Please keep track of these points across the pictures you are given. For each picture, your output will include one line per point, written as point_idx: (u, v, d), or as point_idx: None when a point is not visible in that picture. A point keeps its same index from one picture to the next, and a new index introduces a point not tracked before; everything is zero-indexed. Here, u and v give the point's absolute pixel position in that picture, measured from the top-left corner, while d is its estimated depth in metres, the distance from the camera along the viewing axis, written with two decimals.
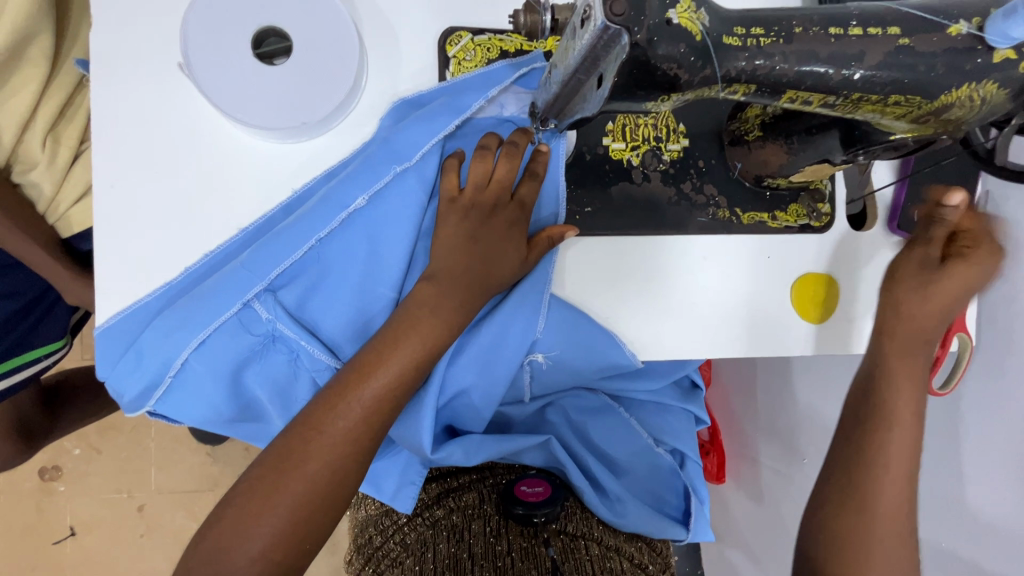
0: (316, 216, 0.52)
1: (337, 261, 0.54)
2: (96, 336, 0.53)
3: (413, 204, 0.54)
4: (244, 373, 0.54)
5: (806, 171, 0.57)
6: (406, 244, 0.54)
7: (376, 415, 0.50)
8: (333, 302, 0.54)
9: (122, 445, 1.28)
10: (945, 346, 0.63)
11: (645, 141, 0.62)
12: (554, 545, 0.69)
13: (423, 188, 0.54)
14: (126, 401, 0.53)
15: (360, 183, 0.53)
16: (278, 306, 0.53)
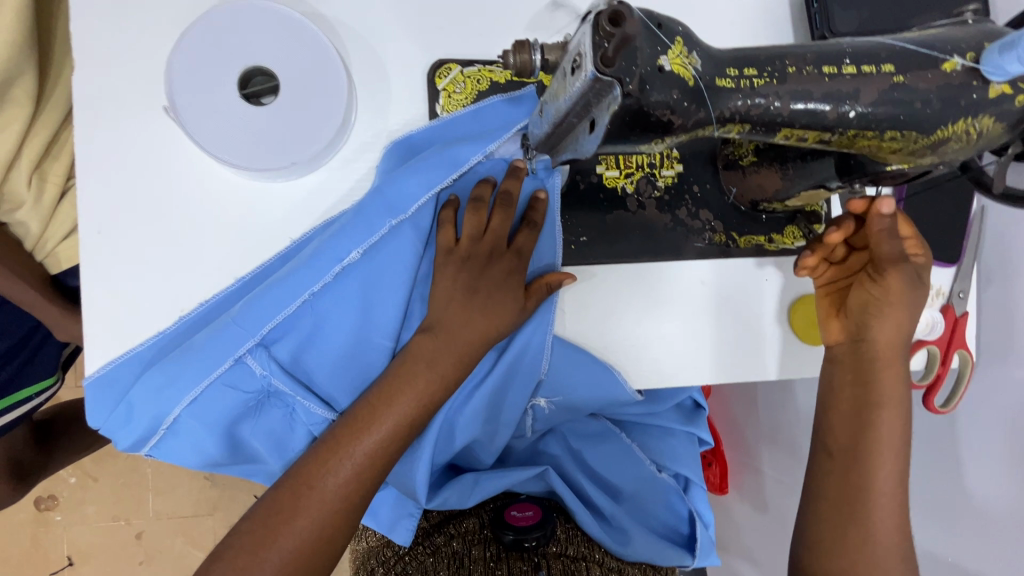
0: (309, 268, 0.51)
1: (333, 314, 0.53)
2: (87, 385, 0.52)
3: (410, 255, 0.53)
4: (240, 425, 0.53)
5: (801, 196, 0.57)
6: (405, 298, 0.54)
7: (373, 464, 0.50)
8: (330, 354, 0.53)
9: (118, 472, 1.27)
10: (945, 364, 0.66)
11: (639, 168, 0.61)
12: (555, 567, 0.70)
13: (419, 238, 0.54)
14: (122, 448, 0.53)
15: (355, 235, 0.52)
16: (273, 361, 0.52)
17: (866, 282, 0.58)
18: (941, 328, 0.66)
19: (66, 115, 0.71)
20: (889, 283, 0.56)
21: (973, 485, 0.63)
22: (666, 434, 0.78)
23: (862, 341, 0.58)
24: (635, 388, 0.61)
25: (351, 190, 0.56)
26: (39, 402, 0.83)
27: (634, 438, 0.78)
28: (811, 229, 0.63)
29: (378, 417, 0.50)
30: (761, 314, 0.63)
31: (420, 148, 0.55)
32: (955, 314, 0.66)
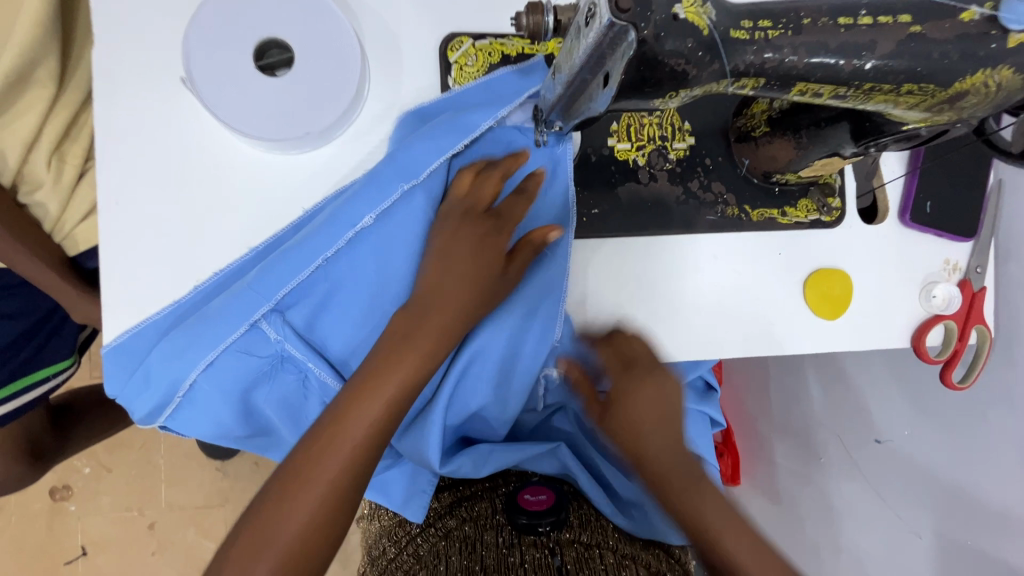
0: (323, 233, 0.51)
1: (346, 280, 0.53)
2: (105, 355, 0.52)
3: (422, 220, 0.54)
4: (255, 391, 0.54)
5: (815, 165, 0.56)
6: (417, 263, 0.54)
7: (373, 437, 0.48)
8: (344, 319, 0.54)
9: (132, 463, 1.28)
10: (962, 338, 0.65)
11: (650, 140, 0.61)
12: (569, 554, 0.68)
13: (430, 203, 0.54)
14: (138, 418, 0.53)
15: (367, 200, 0.52)
16: (287, 327, 0.52)
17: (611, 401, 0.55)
18: (959, 303, 0.65)
19: (87, 93, 0.72)
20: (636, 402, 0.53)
21: None
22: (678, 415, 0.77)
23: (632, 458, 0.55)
24: (649, 360, 0.61)
25: (363, 162, 0.56)
26: (55, 386, 0.84)
27: None
28: (825, 203, 0.63)
29: (375, 388, 0.48)
30: (775, 290, 0.63)
31: (431, 116, 0.56)
32: (973, 289, 0.65)
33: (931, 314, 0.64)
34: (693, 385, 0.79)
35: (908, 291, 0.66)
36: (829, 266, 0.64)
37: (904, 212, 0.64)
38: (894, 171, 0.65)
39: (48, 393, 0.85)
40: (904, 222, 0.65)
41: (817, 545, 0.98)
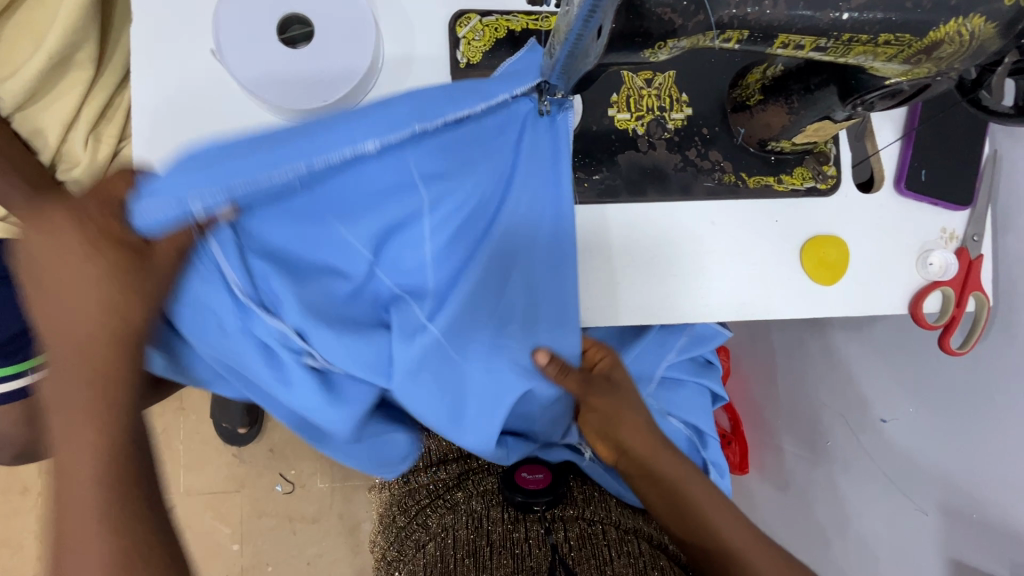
0: (304, 148, 0.44)
1: (326, 202, 0.48)
2: None
3: (430, 176, 0.50)
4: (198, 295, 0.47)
5: (808, 131, 0.59)
6: (412, 224, 0.51)
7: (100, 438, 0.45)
8: (321, 252, 0.50)
9: (152, 447, 1.33)
10: (958, 305, 0.66)
11: (649, 111, 0.64)
12: (572, 530, 0.72)
13: (439, 160, 0.50)
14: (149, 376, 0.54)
15: (370, 130, 0.46)
16: (242, 234, 0.47)
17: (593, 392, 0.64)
18: (955, 270, 0.66)
19: (123, 76, 0.78)
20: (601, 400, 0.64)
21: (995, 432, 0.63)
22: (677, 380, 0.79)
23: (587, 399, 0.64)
24: (651, 321, 0.64)
25: None
26: None
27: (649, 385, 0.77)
28: (820, 170, 0.66)
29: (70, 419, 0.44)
30: (773, 257, 0.65)
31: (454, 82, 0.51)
32: (970, 257, 0.66)
33: (928, 280, 0.66)
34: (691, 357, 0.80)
35: (905, 259, 0.67)
36: (823, 232, 0.66)
37: (899, 181, 0.66)
38: (889, 139, 0.68)
39: (77, 364, 0.90)
40: (899, 190, 0.66)
41: (826, 531, 0.98)
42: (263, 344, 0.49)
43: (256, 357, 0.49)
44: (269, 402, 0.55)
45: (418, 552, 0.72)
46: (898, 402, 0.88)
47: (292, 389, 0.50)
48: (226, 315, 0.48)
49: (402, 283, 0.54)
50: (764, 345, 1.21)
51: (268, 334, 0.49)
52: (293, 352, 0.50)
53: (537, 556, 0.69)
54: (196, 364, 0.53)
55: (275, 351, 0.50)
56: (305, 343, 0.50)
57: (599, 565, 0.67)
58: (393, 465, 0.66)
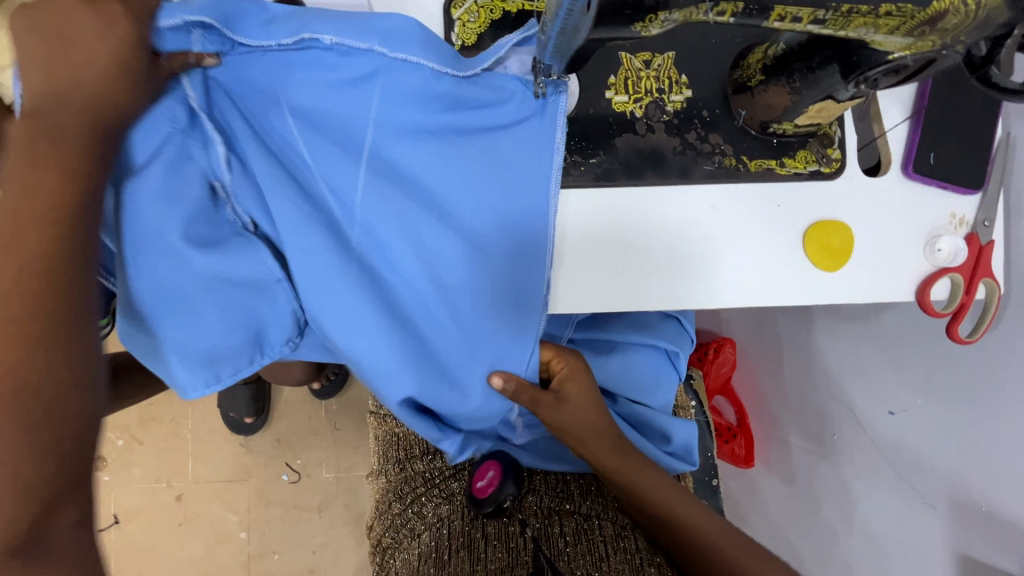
0: (344, 63, 0.53)
1: (296, 73, 0.53)
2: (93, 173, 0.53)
3: (407, 96, 0.55)
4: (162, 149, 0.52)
5: (811, 112, 0.57)
6: (361, 133, 0.55)
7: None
8: (277, 118, 0.54)
9: (162, 436, 1.34)
10: (969, 292, 0.65)
11: (648, 93, 0.63)
12: (568, 523, 0.72)
13: (411, 90, 0.54)
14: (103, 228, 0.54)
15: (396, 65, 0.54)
16: (211, 79, 0.53)
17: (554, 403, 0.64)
18: (965, 256, 0.64)
19: None
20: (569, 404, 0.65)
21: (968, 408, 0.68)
22: (645, 361, 0.78)
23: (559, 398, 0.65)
24: (649, 308, 0.63)
25: None
26: None
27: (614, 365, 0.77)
28: (824, 153, 0.64)
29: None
30: (776, 243, 0.64)
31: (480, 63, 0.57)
32: (980, 242, 0.64)
33: (936, 267, 0.64)
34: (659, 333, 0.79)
35: (913, 244, 0.65)
36: (827, 217, 0.64)
37: (908, 164, 0.64)
38: (896, 121, 0.66)
39: None
40: (907, 174, 0.64)
41: (833, 525, 0.97)
42: (175, 163, 0.52)
43: (163, 145, 0.52)
44: (152, 222, 0.53)
45: (414, 540, 0.74)
46: (907, 393, 0.86)
47: (157, 224, 0.53)
48: (166, 138, 0.52)
49: (343, 196, 0.56)
50: (771, 337, 1.19)
51: (193, 175, 0.53)
52: (202, 170, 0.54)
53: (526, 552, 0.69)
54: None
55: (181, 167, 0.53)
56: (224, 176, 0.54)
57: (595, 561, 0.67)
58: (256, 356, 0.60)
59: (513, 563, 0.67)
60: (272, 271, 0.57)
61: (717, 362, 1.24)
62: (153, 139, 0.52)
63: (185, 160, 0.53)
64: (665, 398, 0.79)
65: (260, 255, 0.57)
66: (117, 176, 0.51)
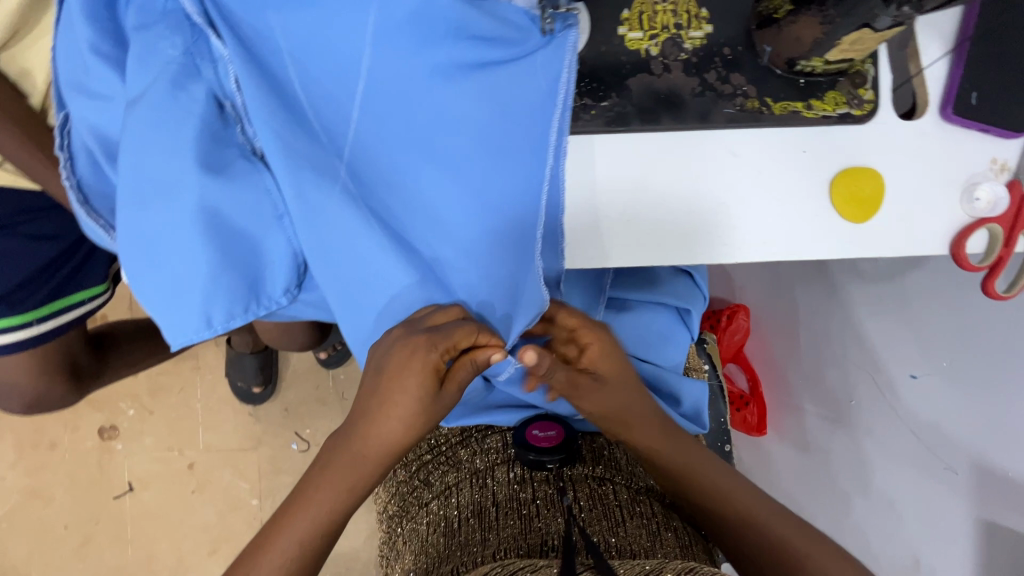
0: None
1: None
2: (67, 54, 0.50)
3: (403, 21, 0.51)
4: (142, 30, 0.49)
5: (845, 44, 0.52)
6: (352, 57, 0.51)
7: (313, 533, 0.54)
8: (257, 15, 0.49)
9: (173, 405, 1.35)
10: (1008, 245, 0.61)
11: (664, 29, 0.58)
12: (581, 490, 0.69)
13: (410, 4, 0.50)
14: (76, 113, 0.51)
15: None
16: None
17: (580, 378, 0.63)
18: (1006, 205, 0.60)
19: None
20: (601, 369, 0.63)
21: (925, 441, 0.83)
22: (658, 320, 0.75)
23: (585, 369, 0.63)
24: (666, 263, 0.60)
25: None
26: (92, 312, 0.89)
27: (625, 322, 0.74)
28: (855, 94, 0.59)
29: (327, 470, 0.54)
30: (801, 194, 0.59)
31: None
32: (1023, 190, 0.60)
33: (972, 217, 0.59)
34: (673, 289, 0.76)
35: (948, 193, 0.60)
36: (858, 165, 0.59)
37: (946, 106, 0.59)
38: (935, 58, 0.61)
39: (87, 316, 0.90)
40: (946, 116, 0.59)
41: (845, 490, 0.95)
42: (150, 46, 0.48)
43: (168, 53, 0.48)
44: (150, 142, 0.48)
45: (422, 509, 0.72)
46: (932, 355, 0.83)
47: (157, 157, 0.48)
48: (173, 49, 0.48)
49: (328, 119, 0.52)
50: (787, 303, 1.16)
51: (166, 65, 0.48)
52: (208, 85, 0.49)
53: (546, 517, 0.65)
54: (93, 183, 0.54)
55: (186, 81, 0.48)
56: (236, 95, 0.50)
57: (611, 527, 0.64)
58: (250, 305, 0.52)
59: (528, 529, 0.63)
60: (274, 205, 0.51)
61: (730, 330, 1.21)
62: (160, 50, 0.48)
63: (192, 74, 0.49)
64: (675, 357, 0.76)
65: (264, 186, 0.51)
66: (131, 94, 0.48)
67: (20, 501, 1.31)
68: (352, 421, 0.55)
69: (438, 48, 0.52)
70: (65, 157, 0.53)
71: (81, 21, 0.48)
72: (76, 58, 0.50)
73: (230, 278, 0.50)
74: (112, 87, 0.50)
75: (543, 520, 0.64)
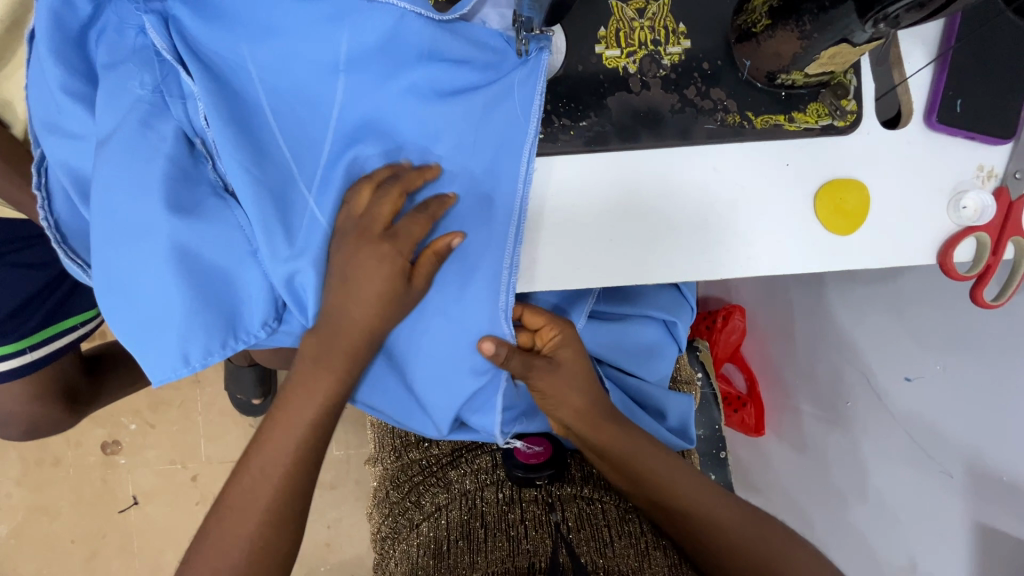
0: (309, 14, 0.49)
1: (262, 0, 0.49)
2: (39, 93, 0.50)
3: (374, 53, 0.51)
4: (111, 69, 0.48)
5: (824, 59, 0.51)
6: (325, 93, 0.51)
7: (317, 420, 0.53)
8: (230, 55, 0.50)
9: (174, 419, 1.36)
10: (996, 253, 0.60)
11: (642, 46, 0.57)
12: (570, 510, 0.69)
13: (380, 32, 0.50)
14: (49, 154, 0.51)
15: (368, 17, 0.50)
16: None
17: (544, 370, 0.60)
18: (992, 214, 0.59)
19: None
20: (564, 358, 0.61)
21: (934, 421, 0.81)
22: (644, 332, 0.74)
23: (553, 358, 0.61)
24: (649, 281, 0.59)
25: None
26: (84, 337, 0.88)
27: (612, 337, 0.73)
28: (838, 105, 0.58)
29: (321, 364, 0.52)
30: (783, 210, 0.59)
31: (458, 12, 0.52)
32: (1010, 198, 0.59)
33: (960, 227, 0.59)
34: (659, 301, 0.75)
35: (934, 202, 0.60)
36: (839, 180, 0.59)
37: (931, 114, 0.58)
38: (919, 66, 0.60)
39: (80, 340, 0.90)
40: (931, 125, 0.59)
41: (844, 494, 0.94)
42: (119, 87, 0.48)
43: (137, 93, 0.48)
44: (120, 182, 0.48)
45: (413, 531, 0.72)
46: (926, 357, 0.83)
47: (130, 198, 0.48)
48: (141, 88, 0.48)
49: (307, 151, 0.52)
50: (782, 302, 1.15)
51: (138, 107, 0.48)
52: (178, 124, 0.49)
53: (534, 539, 0.66)
54: (70, 223, 0.54)
55: (154, 119, 0.48)
56: (205, 131, 0.50)
57: (598, 547, 0.65)
58: (229, 340, 0.51)
59: (515, 552, 0.64)
60: (248, 240, 0.51)
61: (726, 331, 1.21)
62: (129, 89, 0.48)
63: (162, 112, 0.49)
64: (661, 369, 0.76)
65: (236, 222, 0.51)
66: (101, 133, 0.48)
67: (27, 518, 1.32)
68: (332, 321, 0.51)
69: (410, 79, 0.52)
70: (42, 198, 0.53)
71: (48, 62, 0.48)
72: (47, 100, 0.50)
73: (208, 315, 0.50)
74: (86, 128, 0.50)
75: (530, 543, 0.65)
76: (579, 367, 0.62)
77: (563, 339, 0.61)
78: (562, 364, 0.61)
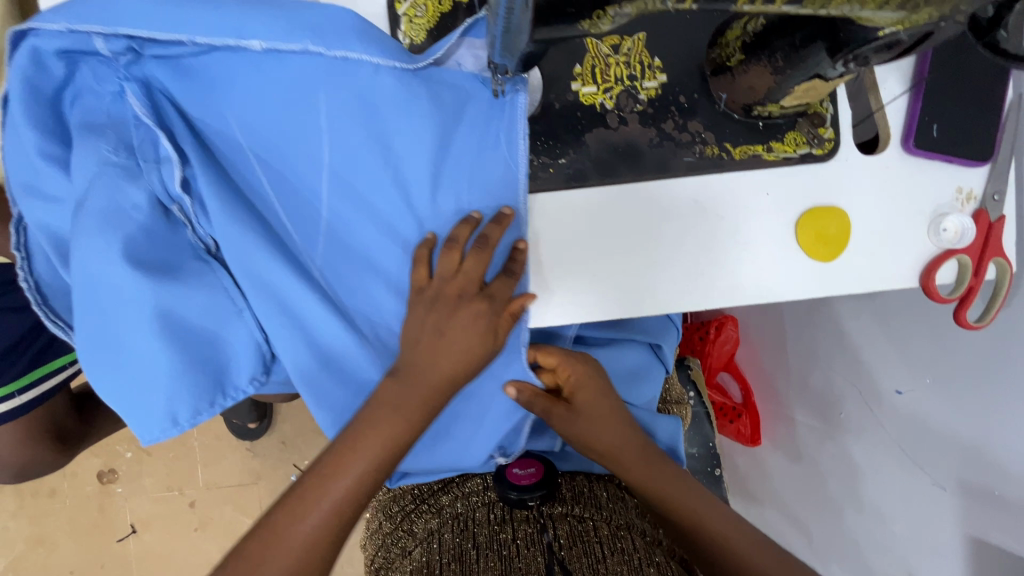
0: (284, 74, 0.49)
1: (236, 63, 0.48)
2: (13, 154, 0.50)
3: (349, 111, 0.50)
4: (86, 135, 0.48)
5: (797, 92, 0.52)
6: (300, 152, 0.51)
7: (386, 458, 0.53)
8: (207, 118, 0.50)
9: (169, 446, 1.35)
10: (978, 274, 0.60)
11: (618, 81, 0.58)
12: (562, 528, 0.69)
13: (354, 88, 0.49)
14: (27, 215, 0.51)
15: (344, 75, 0.49)
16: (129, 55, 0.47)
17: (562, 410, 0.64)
18: (972, 236, 0.59)
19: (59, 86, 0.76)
20: (581, 396, 0.65)
21: (924, 432, 0.81)
22: (630, 356, 0.75)
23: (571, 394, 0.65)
24: (633, 314, 0.59)
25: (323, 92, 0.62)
26: (72, 375, 0.89)
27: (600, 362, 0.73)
28: (815, 134, 0.59)
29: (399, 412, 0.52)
30: (762, 231, 0.59)
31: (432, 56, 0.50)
32: (989, 220, 0.59)
33: (942, 249, 0.59)
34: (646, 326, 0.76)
35: (912, 226, 0.60)
36: (816, 202, 0.59)
37: (908, 139, 0.59)
38: (895, 93, 0.60)
39: (69, 380, 0.90)
40: (908, 149, 0.59)
41: (840, 504, 0.94)
42: (95, 154, 0.48)
43: (112, 159, 0.48)
44: (94, 250, 0.47)
45: (405, 559, 0.71)
46: (914, 371, 0.83)
47: (106, 267, 0.48)
48: (118, 154, 0.48)
49: (287, 209, 0.53)
50: (773, 313, 1.16)
51: (114, 175, 0.48)
52: (151, 188, 0.49)
53: (527, 557, 0.65)
54: (51, 283, 0.55)
55: (127, 184, 0.48)
56: (183, 197, 0.50)
57: (592, 564, 0.64)
58: (217, 399, 0.53)
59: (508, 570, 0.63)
60: (232, 301, 0.53)
61: (720, 342, 1.22)
62: (103, 155, 0.48)
63: (136, 176, 0.49)
64: (650, 393, 0.76)
65: (219, 282, 0.52)
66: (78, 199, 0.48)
67: (24, 549, 1.31)
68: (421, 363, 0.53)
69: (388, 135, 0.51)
70: (22, 259, 0.53)
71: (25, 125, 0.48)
72: (22, 161, 0.50)
73: (193, 377, 0.51)
74: (66, 192, 0.50)
75: (522, 561, 0.64)
76: (596, 402, 0.65)
77: (579, 376, 0.65)
78: (579, 402, 0.65)
